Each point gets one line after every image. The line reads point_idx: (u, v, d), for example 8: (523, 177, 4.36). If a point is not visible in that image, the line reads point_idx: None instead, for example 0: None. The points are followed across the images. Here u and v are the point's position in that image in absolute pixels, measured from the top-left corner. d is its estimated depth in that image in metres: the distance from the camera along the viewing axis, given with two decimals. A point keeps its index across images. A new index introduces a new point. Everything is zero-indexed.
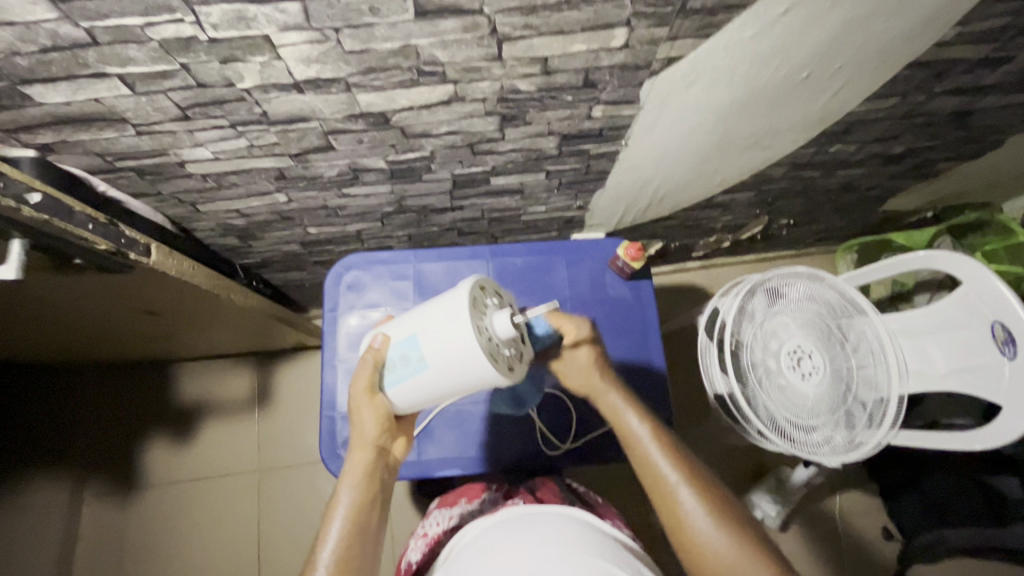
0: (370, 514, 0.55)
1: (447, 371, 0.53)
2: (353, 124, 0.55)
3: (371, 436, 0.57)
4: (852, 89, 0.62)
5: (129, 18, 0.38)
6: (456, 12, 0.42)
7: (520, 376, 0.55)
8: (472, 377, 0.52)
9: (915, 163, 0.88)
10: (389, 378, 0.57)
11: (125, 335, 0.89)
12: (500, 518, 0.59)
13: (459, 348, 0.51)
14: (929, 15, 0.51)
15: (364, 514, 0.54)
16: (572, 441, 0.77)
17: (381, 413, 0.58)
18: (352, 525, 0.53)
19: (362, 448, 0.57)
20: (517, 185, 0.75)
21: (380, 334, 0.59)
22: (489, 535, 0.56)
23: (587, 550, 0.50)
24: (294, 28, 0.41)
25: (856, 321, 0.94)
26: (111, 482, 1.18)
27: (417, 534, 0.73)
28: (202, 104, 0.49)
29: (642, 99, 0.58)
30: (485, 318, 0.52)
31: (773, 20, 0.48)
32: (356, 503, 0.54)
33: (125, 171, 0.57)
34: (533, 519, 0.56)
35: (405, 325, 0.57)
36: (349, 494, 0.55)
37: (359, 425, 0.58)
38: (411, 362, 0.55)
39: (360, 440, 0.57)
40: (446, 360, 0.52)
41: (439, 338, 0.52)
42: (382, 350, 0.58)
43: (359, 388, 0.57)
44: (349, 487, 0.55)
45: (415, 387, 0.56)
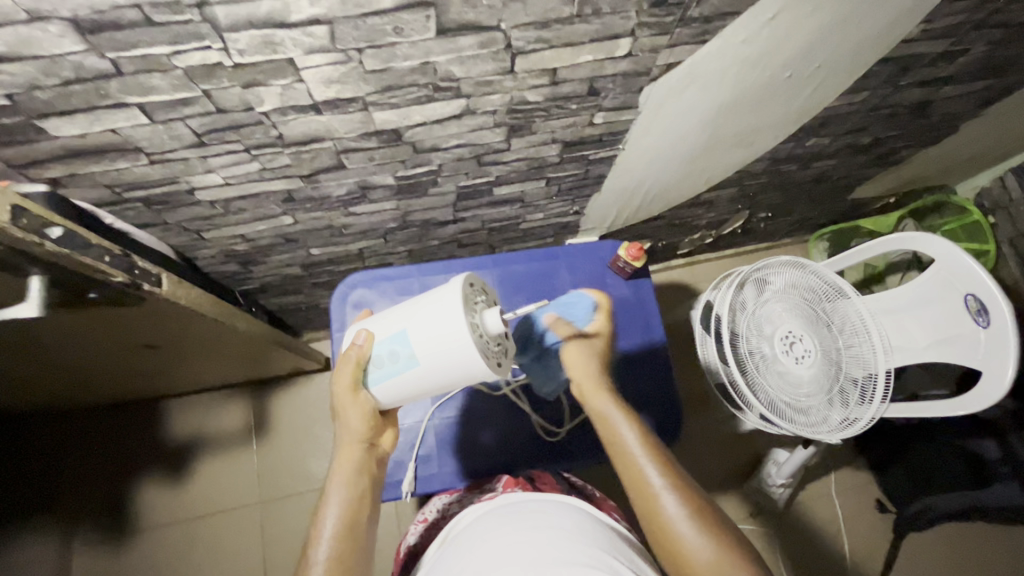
0: (362, 504, 0.56)
1: (437, 368, 0.54)
2: (366, 142, 0.56)
3: (358, 431, 0.58)
4: (829, 85, 0.66)
5: (157, 47, 0.39)
6: (475, 29, 0.44)
7: (507, 372, 0.57)
8: (463, 372, 0.54)
9: (882, 151, 0.94)
10: (374, 375, 0.58)
11: (119, 371, 0.86)
12: (500, 503, 0.60)
13: (452, 345, 0.52)
14: (897, 15, 0.56)
15: (357, 508, 0.55)
16: (566, 428, 0.78)
17: (367, 408, 0.59)
18: (346, 520, 0.54)
19: (349, 442, 0.59)
20: (518, 195, 0.77)
21: (363, 331, 0.59)
22: (488, 520, 0.56)
23: (584, 540, 0.50)
24: (319, 50, 0.42)
25: (840, 304, 1.00)
26: (104, 528, 1.13)
27: (417, 518, 0.72)
28: (218, 130, 0.49)
29: (640, 104, 0.61)
30: (476, 315, 0.53)
31: (761, 25, 0.52)
32: (346, 498, 0.55)
33: (132, 202, 0.56)
34: (535, 505, 0.57)
35: (391, 322, 0.57)
36: (339, 489, 0.56)
37: (345, 423, 0.59)
38: (400, 359, 0.55)
39: (348, 435, 0.58)
40: (439, 357, 0.53)
41: (431, 334, 0.53)
42: (366, 347, 0.58)
43: (342, 387, 0.58)
44: (339, 481, 0.56)
45: (402, 384, 0.57)
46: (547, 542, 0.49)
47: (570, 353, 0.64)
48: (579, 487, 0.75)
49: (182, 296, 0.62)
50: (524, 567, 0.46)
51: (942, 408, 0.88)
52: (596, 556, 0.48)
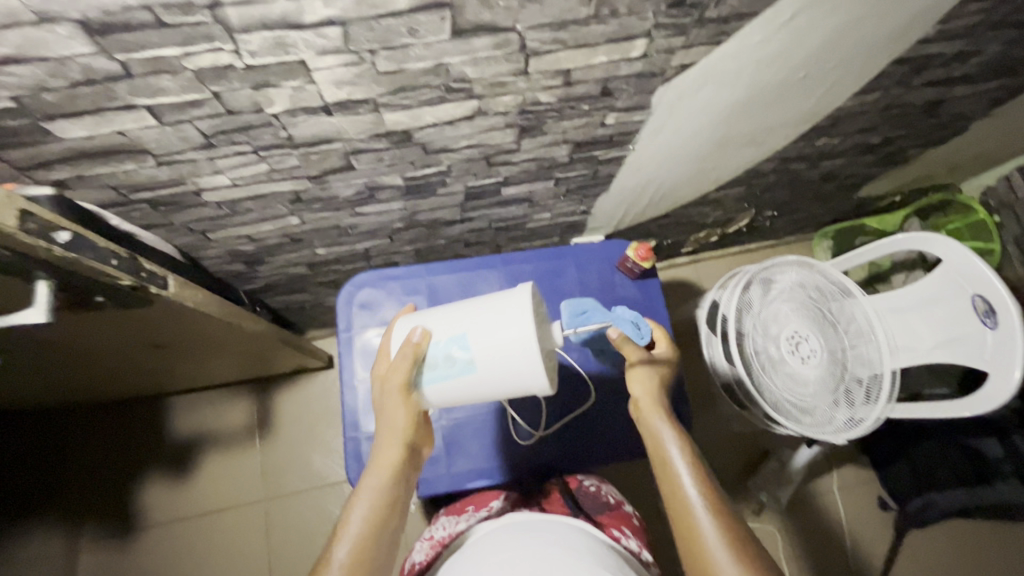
0: (391, 514, 0.53)
1: (495, 376, 0.56)
2: (377, 143, 0.55)
3: (400, 433, 0.55)
4: (842, 85, 0.65)
5: (168, 49, 0.38)
6: (491, 30, 0.43)
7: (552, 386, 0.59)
8: (520, 382, 0.56)
9: (890, 151, 0.94)
10: (429, 376, 0.57)
11: (124, 371, 0.86)
12: (506, 521, 0.61)
13: (517, 354, 0.54)
14: (915, 15, 0.55)
15: (386, 516, 0.53)
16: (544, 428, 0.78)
17: (414, 410, 0.56)
18: (373, 526, 0.51)
19: (389, 444, 0.55)
20: (526, 195, 0.76)
21: (419, 328, 0.58)
22: (496, 536, 0.57)
23: (591, 560, 0.51)
24: (331, 52, 0.41)
25: (847, 304, 1.00)
26: (107, 526, 1.13)
27: (422, 537, 0.72)
28: (227, 131, 0.48)
29: (653, 105, 0.60)
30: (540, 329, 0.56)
31: (778, 26, 0.51)
32: (377, 503, 0.53)
33: (139, 203, 0.56)
34: (540, 524, 0.58)
35: (448, 323, 0.58)
36: (370, 494, 0.53)
37: (387, 422, 0.56)
38: (458, 362, 0.56)
39: (388, 435, 0.55)
40: (501, 364, 0.55)
41: (496, 342, 0.55)
42: (422, 345, 0.57)
43: (394, 385, 0.55)
44: (371, 485, 0.54)
45: (454, 388, 0.57)
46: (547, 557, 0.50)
47: (637, 373, 0.63)
48: (587, 500, 0.73)
49: (189, 297, 0.61)
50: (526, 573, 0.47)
51: (948, 409, 0.88)
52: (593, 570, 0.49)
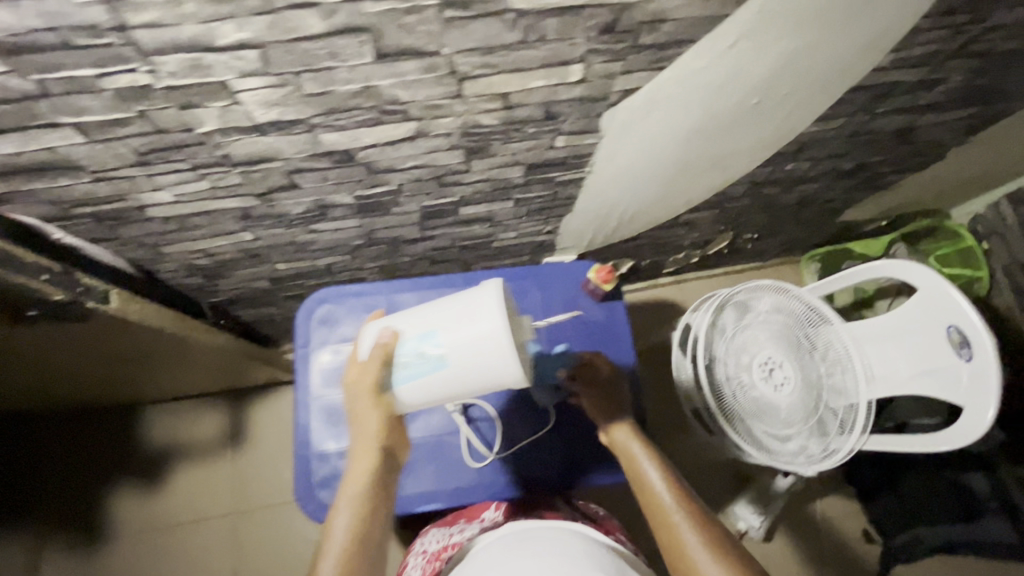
0: (374, 521, 0.52)
1: (469, 372, 0.51)
2: (318, 162, 0.55)
3: (373, 436, 0.55)
4: (801, 111, 0.64)
5: (82, 69, 0.38)
6: (416, 54, 0.43)
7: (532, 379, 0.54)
8: (495, 374, 0.51)
9: (867, 176, 0.92)
10: (399, 375, 0.54)
11: (86, 381, 0.86)
12: (504, 531, 0.61)
13: (488, 348, 0.50)
14: (866, 43, 0.54)
15: (368, 524, 0.52)
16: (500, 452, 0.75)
17: (386, 412, 0.56)
18: (355, 538, 0.51)
19: (363, 450, 0.56)
20: (487, 214, 0.76)
21: (388, 329, 0.56)
22: (493, 548, 0.57)
23: (588, 565, 0.50)
24: (252, 73, 0.41)
25: (823, 329, 0.96)
26: (75, 535, 1.13)
27: (416, 551, 0.72)
28: (160, 149, 0.48)
29: (603, 128, 0.59)
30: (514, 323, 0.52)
31: (721, 52, 0.50)
32: (356, 512, 0.52)
33: (82, 217, 0.56)
34: (535, 531, 0.58)
35: (419, 320, 0.55)
36: (350, 504, 0.53)
37: (362, 426, 0.56)
38: (429, 358, 0.52)
39: (365, 440, 0.55)
40: (473, 358, 0.51)
41: (463, 334, 0.51)
42: (392, 345, 0.55)
43: (365, 386, 0.55)
44: (348, 497, 0.53)
45: (427, 386, 0.53)
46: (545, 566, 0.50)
47: (588, 403, 0.71)
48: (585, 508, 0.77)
49: (134, 311, 0.61)
50: None
51: (924, 442, 0.85)
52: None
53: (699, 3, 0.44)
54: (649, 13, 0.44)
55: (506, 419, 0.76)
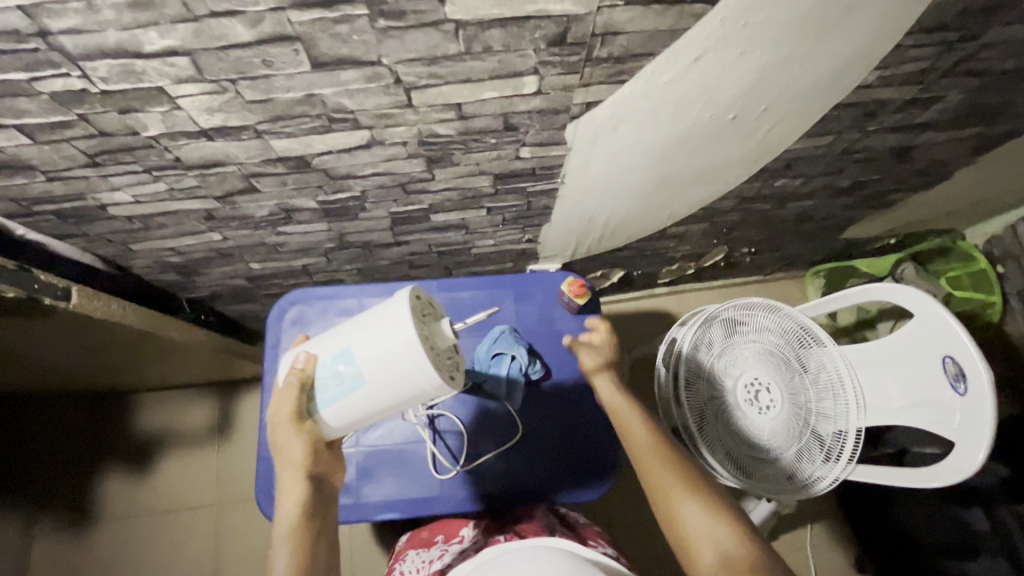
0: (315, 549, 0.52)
1: (386, 388, 0.52)
2: (273, 167, 0.54)
3: (301, 466, 0.55)
4: (783, 128, 0.61)
5: (12, 73, 0.38)
6: (355, 63, 0.42)
7: (463, 385, 0.54)
8: (412, 386, 0.51)
9: (867, 194, 0.88)
10: (320, 399, 0.55)
11: (69, 369, 0.87)
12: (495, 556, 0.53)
13: (399, 361, 0.50)
14: (847, 60, 0.51)
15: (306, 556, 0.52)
16: (463, 466, 0.74)
17: (310, 439, 0.55)
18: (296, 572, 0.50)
19: (292, 481, 0.55)
20: (460, 222, 0.75)
21: (303, 354, 0.56)
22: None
23: None
24: (187, 80, 0.41)
25: (814, 350, 0.92)
26: (64, 516, 1.16)
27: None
28: (109, 151, 0.48)
29: (569, 141, 0.57)
30: (429, 328, 0.51)
31: (686, 67, 0.48)
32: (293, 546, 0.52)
33: (44, 215, 0.56)
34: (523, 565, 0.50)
35: (335, 340, 0.55)
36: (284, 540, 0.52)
37: (287, 457, 0.55)
38: (345, 378, 0.53)
39: (292, 471, 0.55)
40: (387, 373, 0.51)
41: (374, 350, 0.51)
42: (307, 370, 0.55)
43: (284, 417, 0.54)
44: (283, 534, 0.52)
45: (351, 407, 0.54)
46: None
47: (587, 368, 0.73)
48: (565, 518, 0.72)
49: (97, 308, 0.62)
50: None
51: (913, 479, 0.80)
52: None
53: (653, 16, 0.41)
54: (600, 26, 0.42)
55: (472, 430, 0.76)
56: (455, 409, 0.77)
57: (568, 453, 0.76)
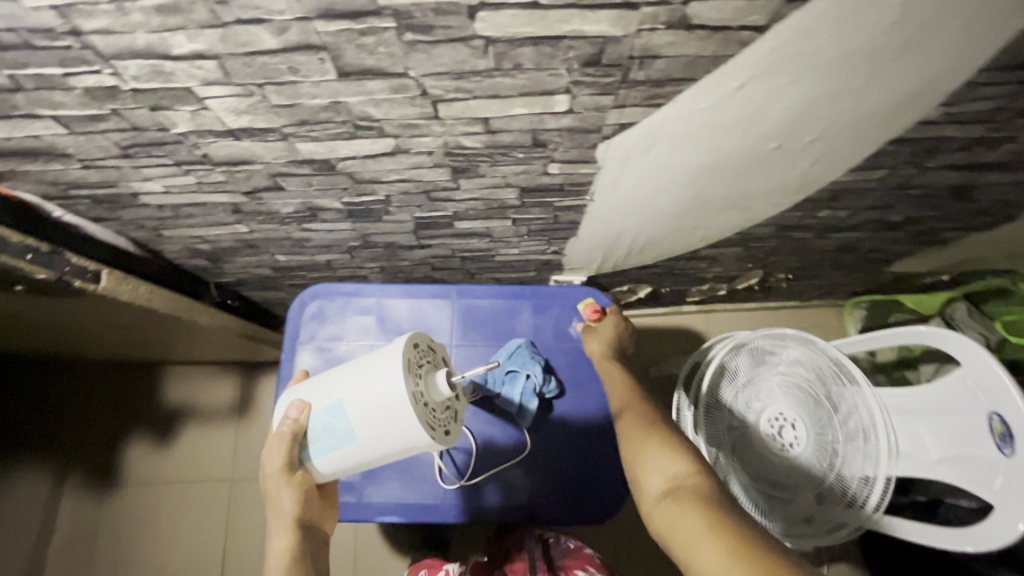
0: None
1: (376, 442, 0.55)
2: (298, 168, 0.54)
3: (290, 515, 0.59)
4: (830, 161, 0.57)
5: (48, 68, 0.38)
6: (380, 74, 0.41)
7: (458, 435, 0.57)
8: (403, 441, 0.54)
9: (919, 230, 0.82)
10: (313, 450, 0.58)
11: (101, 342, 0.91)
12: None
13: (389, 417, 0.53)
14: (907, 95, 0.47)
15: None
16: (469, 478, 0.74)
17: (300, 487, 0.59)
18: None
19: (282, 527, 0.59)
20: (484, 230, 0.73)
21: (296, 403, 0.59)
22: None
23: None
24: (215, 82, 0.41)
25: (846, 390, 0.86)
26: (90, 477, 1.21)
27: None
28: (141, 145, 0.49)
29: (599, 160, 0.55)
30: (421, 382, 0.55)
31: (728, 93, 0.45)
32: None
33: (80, 199, 0.58)
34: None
35: (329, 390, 0.58)
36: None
37: (278, 506, 0.59)
38: (336, 433, 0.56)
39: (283, 520, 0.59)
40: (378, 431, 0.54)
41: (366, 407, 0.54)
42: (301, 420, 0.58)
43: (275, 468, 0.57)
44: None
45: (343, 457, 0.57)
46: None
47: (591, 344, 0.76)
48: (554, 545, 0.76)
49: (125, 292, 0.63)
50: None
51: (947, 540, 0.76)
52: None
53: (696, 42, 0.39)
54: (638, 49, 0.39)
55: (481, 441, 0.76)
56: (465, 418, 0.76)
57: (577, 472, 0.75)
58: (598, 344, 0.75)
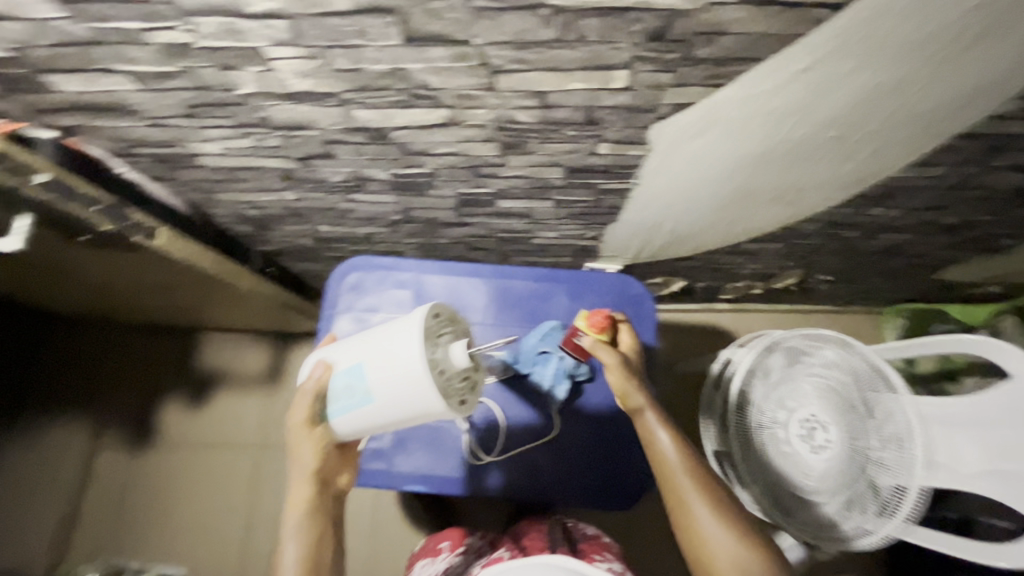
0: (321, 544, 0.59)
1: (392, 404, 0.56)
2: (352, 136, 0.55)
3: (310, 470, 0.60)
4: (886, 154, 0.56)
5: (129, 22, 0.40)
6: (444, 41, 0.41)
7: (473, 408, 0.58)
8: (420, 407, 0.55)
9: (973, 236, 0.79)
10: (332, 409, 0.60)
11: (146, 303, 0.94)
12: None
13: (405, 381, 0.54)
14: (977, 87, 0.45)
15: (315, 549, 0.58)
16: (497, 454, 0.75)
17: (319, 443, 0.60)
18: (306, 563, 0.57)
19: (300, 483, 0.60)
20: (525, 210, 0.74)
21: (321, 363, 0.61)
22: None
23: None
24: (284, 43, 0.42)
25: (884, 397, 0.83)
26: (124, 434, 1.23)
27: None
28: (206, 105, 0.50)
29: (650, 142, 0.55)
30: (438, 351, 0.55)
31: (790, 77, 0.44)
32: (302, 540, 0.58)
33: (142, 157, 0.60)
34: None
35: (352, 352, 0.59)
36: (295, 533, 0.58)
37: (298, 461, 0.60)
38: (357, 394, 0.57)
39: (301, 475, 0.60)
40: (396, 395, 0.55)
41: (386, 370, 0.56)
42: (325, 379, 0.60)
43: (297, 421, 0.59)
44: (293, 527, 0.58)
45: (360, 418, 0.58)
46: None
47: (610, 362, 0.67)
48: (572, 529, 0.75)
49: (178, 250, 0.65)
50: None
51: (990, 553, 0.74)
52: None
53: (765, 19, 0.38)
54: (705, 24, 0.39)
55: (511, 420, 0.76)
56: (495, 396, 0.77)
57: (603, 457, 0.76)
58: (614, 359, 0.67)
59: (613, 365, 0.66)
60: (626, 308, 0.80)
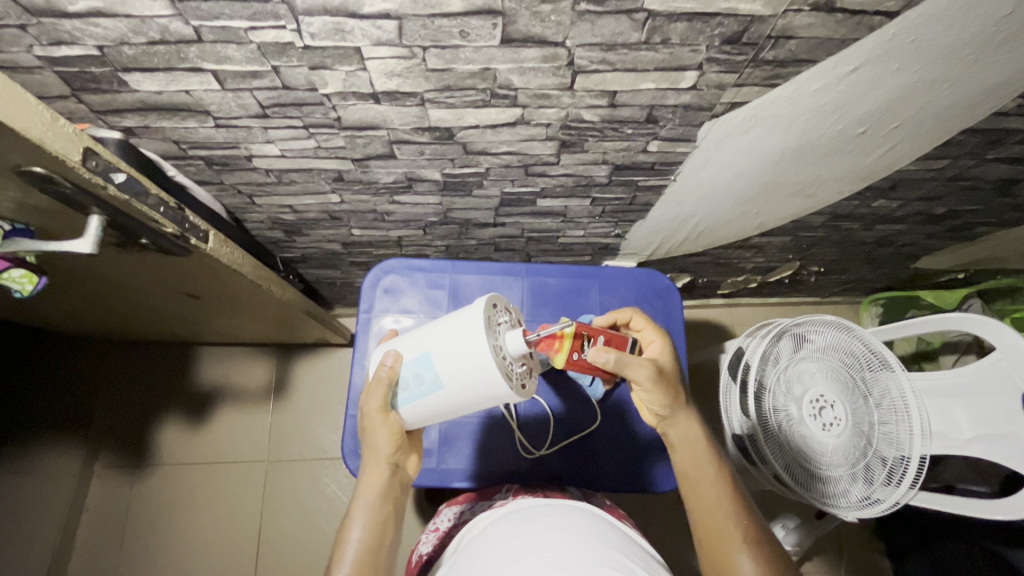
0: (387, 529, 0.55)
1: (463, 390, 0.53)
2: (419, 136, 0.57)
3: (385, 455, 0.56)
4: (905, 147, 0.62)
5: (236, 21, 0.41)
6: (540, 42, 0.44)
7: (531, 392, 0.56)
8: (487, 394, 0.52)
9: (956, 224, 0.89)
10: (402, 397, 0.57)
11: (159, 318, 0.90)
12: (511, 509, 0.57)
13: (477, 367, 0.51)
14: (997, 83, 0.52)
15: (382, 532, 0.54)
16: (547, 448, 0.76)
17: (393, 431, 0.57)
18: (372, 543, 0.53)
19: (375, 467, 0.57)
20: (562, 209, 0.77)
21: (392, 351, 0.58)
22: (496, 527, 0.52)
23: (584, 539, 0.47)
24: (385, 43, 0.43)
25: (880, 375, 0.76)
26: (123, 455, 1.15)
27: (430, 529, 0.72)
28: (282, 105, 0.51)
29: (699, 139, 0.59)
30: (499, 337, 0.53)
31: (840, 76, 0.49)
32: (370, 521, 0.54)
33: (195, 159, 0.60)
34: (549, 509, 0.53)
35: (419, 341, 0.56)
36: (363, 513, 0.54)
37: (372, 445, 0.57)
38: (425, 381, 0.54)
39: (374, 459, 0.57)
40: (463, 384, 0.53)
41: (456, 358, 0.52)
42: (396, 368, 0.56)
43: (371, 408, 0.56)
44: (362, 506, 0.55)
45: (427, 406, 0.56)
46: (576, 551, 0.45)
47: (631, 375, 0.58)
48: (590, 499, 0.72)
49: (226, 254, 0.64)
50: (529, 546, 0.46)
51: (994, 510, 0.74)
52: (626, 563, 0.45)
53: (832, 25, 0.43)
54: (778, 29, 0.44)
55: (558, 415, 0.78)
56: (541, 393, 0.78)
57: (646, 444, 0.77)
58: (643, 370, 0.57)
59: (645, 382, 0.58)
60: (655, 302, 0.84)
